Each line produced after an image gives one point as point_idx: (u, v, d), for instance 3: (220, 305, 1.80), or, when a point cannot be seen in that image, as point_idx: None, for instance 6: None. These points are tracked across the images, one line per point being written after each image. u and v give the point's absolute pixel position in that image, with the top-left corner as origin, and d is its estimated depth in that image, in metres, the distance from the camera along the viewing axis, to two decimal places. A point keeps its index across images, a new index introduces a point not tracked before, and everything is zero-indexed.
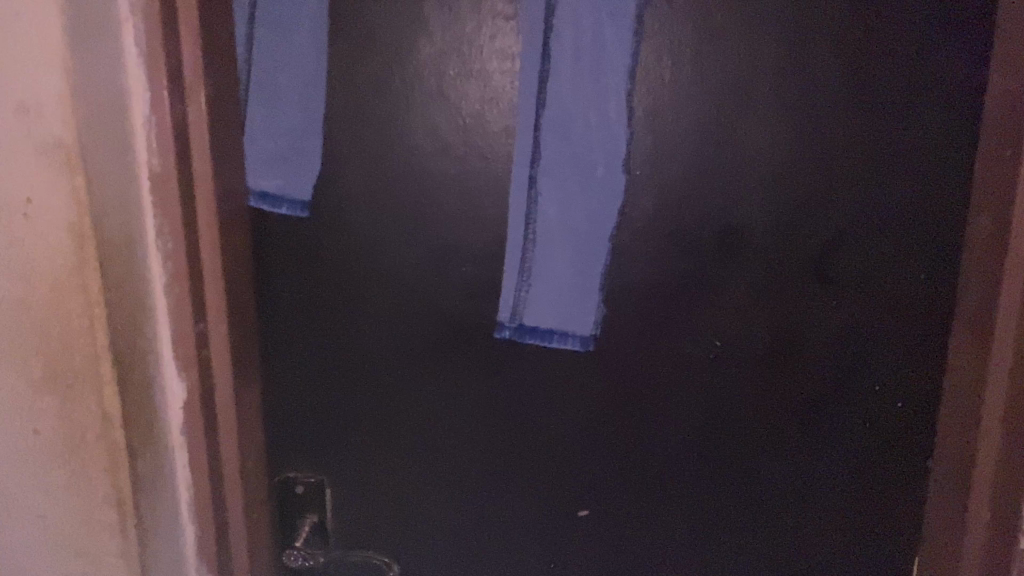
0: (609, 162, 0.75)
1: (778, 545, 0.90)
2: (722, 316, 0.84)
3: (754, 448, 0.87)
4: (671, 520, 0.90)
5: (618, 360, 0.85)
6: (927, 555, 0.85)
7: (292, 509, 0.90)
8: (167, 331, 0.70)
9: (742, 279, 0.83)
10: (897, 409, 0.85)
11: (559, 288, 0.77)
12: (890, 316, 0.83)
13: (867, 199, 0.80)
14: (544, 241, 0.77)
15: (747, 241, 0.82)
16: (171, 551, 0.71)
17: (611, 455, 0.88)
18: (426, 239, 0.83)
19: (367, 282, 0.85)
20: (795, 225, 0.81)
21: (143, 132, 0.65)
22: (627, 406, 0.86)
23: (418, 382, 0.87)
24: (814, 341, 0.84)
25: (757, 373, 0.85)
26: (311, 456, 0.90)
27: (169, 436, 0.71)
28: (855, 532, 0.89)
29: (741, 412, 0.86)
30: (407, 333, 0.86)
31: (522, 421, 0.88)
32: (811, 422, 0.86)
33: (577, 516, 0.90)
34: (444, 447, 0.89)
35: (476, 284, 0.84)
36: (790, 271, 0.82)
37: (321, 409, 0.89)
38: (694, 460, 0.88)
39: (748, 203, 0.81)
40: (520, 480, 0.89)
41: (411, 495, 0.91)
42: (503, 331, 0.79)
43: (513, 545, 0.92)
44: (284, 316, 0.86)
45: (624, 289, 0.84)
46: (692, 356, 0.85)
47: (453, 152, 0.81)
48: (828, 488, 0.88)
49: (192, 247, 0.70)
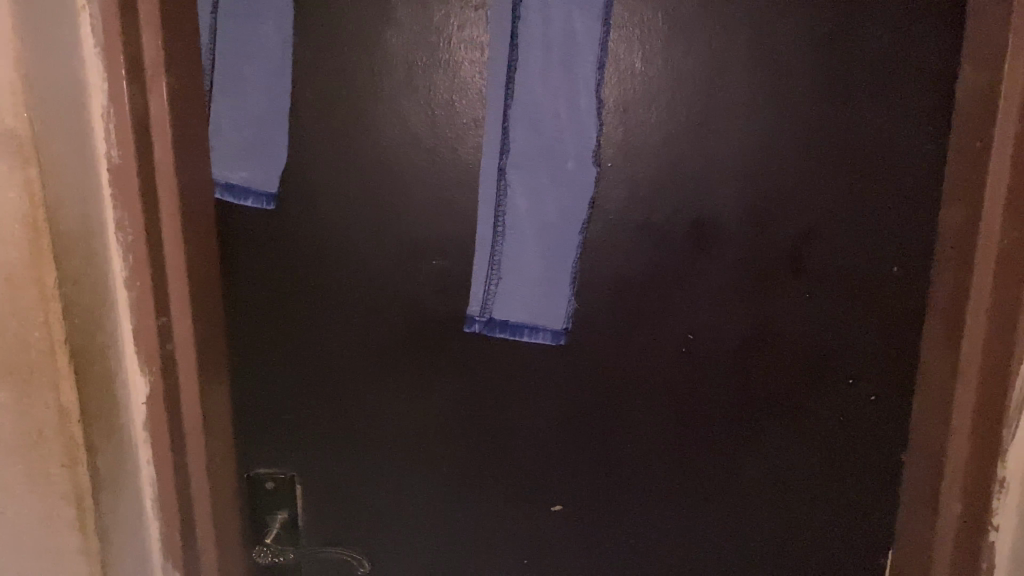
0: (580, 155, 0.74)
1: (751, 538, 0.90)
2: (694, 310, 0.83)
3: (727, 443, 0.87)
4: (644, 515, 0.89)
5: (591, 355, 0.85)
6: (900, 548, 0.85)
7: (264, 507, 0.89)
8: (129, 326, 0.69)
9: (715, 272, 0.82)
10: (870, 403, 0.85)
11: (529, 282, 0.77)
12: (863, 310, 0.83)
13: (840, 193, 0.80)
14: (514, 234, 0.76)
15: (719, 234, 0.81)
16: (135, 550, 0.70)
17: (584, 449, 0.88)
18: (396, 233, 0.82)
19: (337, 276, 0.84)
20: (767, 218, 0.81)
21: (102, 124, 0.64)
22: (601, 401, 0.86)
23: (389, 377, 0.86)
24: (786, 335, 0.83)
25: (730, 367, 0.84)
26: (282, 454, 0.89)
27: (132, 432, 0.70)
28: (829, 526, 0.89)
29: (715, 406, 0.86)
30: (378, 329, 0.85)
31: (494, 417, 0.87)
32: (785, 416, 0.86)
33: (551, 511, 0.90)
34: (417, 444, 0.88)
35: (447, 278, 0.83)
36: (763, 264, 0.82)
37: (292, 406, 0.88)
38: (667, 455, 0.88)
39: (720, 196, 0.80)
40: (493, 476, 0.89)
41: (384, 493, 0.90)
42: (473, 325, 0.78)
43: (487, 544, 0.91)
44: (253, 311, 0.85)
45: (596, 284, 0.83)
46: (666, 350, 0.84)
47: (422, 144, 0.80)
48: (801, 484, 0.88)
49: (154, 241, 0.69)
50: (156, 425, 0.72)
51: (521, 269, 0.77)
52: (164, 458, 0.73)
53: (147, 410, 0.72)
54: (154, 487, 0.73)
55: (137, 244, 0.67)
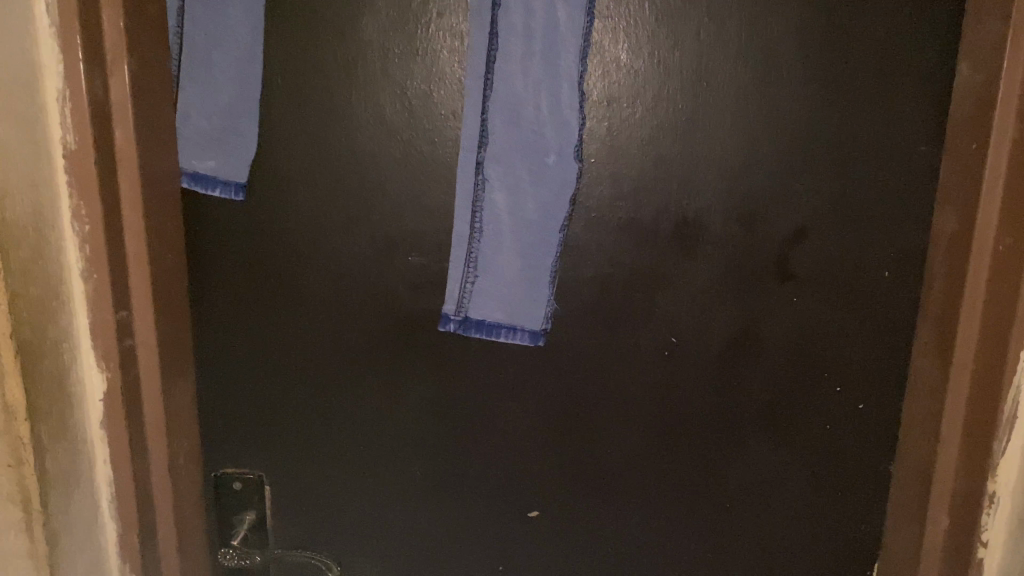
0: (561, 149, 0.72)
1: (733, 549, 0.87)
2: (678, 313, 0.80)
3: (709, 451, 0.84)
4: (623, 522, 0.87)
5: (572, 358, 0.82)
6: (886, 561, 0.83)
7: (229, 509, 0.87)
8: (85, 321, 0.66)
9: (699, 273, 0.79)
10: (858, 412, 0.82)
11: (506, 281, 0.75)
12: (852, 315, 0.80)
13: (831, 194, 0.77)
14: (492, 231, 0.74)
15: (704, 235, 0.79)
16: (87, 553, 0.67)
17: (561, 454, 0.85)
18: (370, 227, 0.79)
19: (308, 272, 0.81)
20: (754, 219, 0.78)
21: (57, 108, 0.61)
22: (580, 404, 0.83)
23: (359, 377, 0.83)
24: (772, 340, 0.81)
25: (714, 372, 0.82)
26: (251, 453, 0.86)
27: (86, 430, 0.67)
28: (814, 538, 0.86)
29: (697, 413, 0.83)
30: (350, 327, 0.82)
31: (469, 420, 0.84)
32: (770, 424, 0.83)
33: (528, 517, 0.87)
34: (388, 446, 0.85)
35: (421, 276, 0.80)
36: (750, 267, 0.79)
37: (260, 404, 0.85)
38: (647, 463, 0.85)
39: (705, 195, 0.78)
40: (467, 480, 0.86)
41: (353, 496, 0.87)
42: (448, 324, 0.76)
43: (460, 549, 0.88)
44: (220, 305, 0.82)
45: (577, 283, 0.80)
46: (647, 353, 0.81)
47: (398, 135, 0.77)
48: (786, 493, 0.85)
49: (112, 232, 0.66)
50: (114, 424, 0.69)
51: (498, 267, 0.75)
52: (121, 458, 0.70)
53: (104, 406, 0.69)
54: (111, 488, 0.71)
55: (95, 234, 0.65)
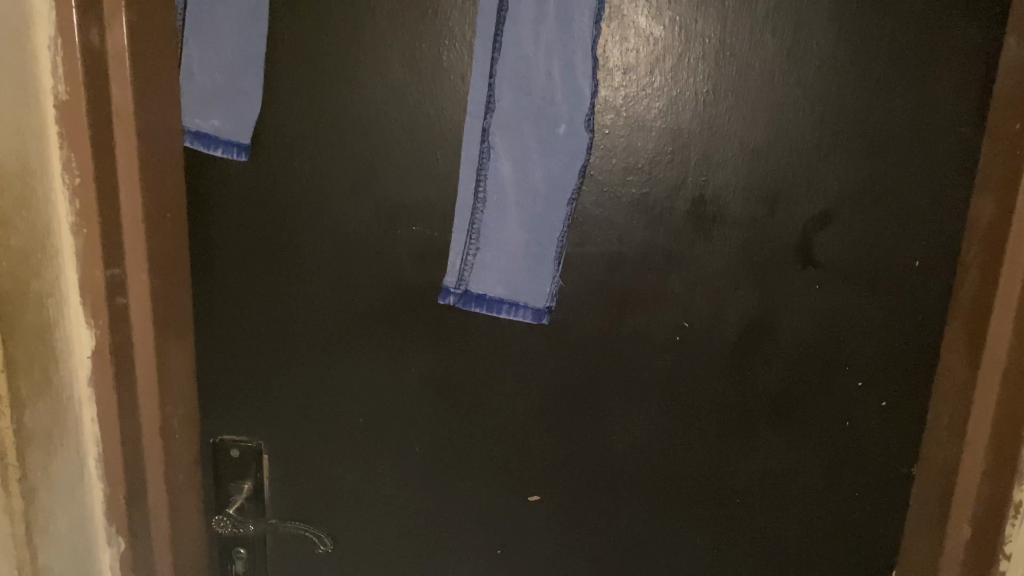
0: (572, 118, 0.69)
1: (740, 546, 0.83)
2: (691, 296, 0.76)
3: (719, 442, 0.80)
4: (627, 512, 0.83)
5: (577, 338, 0.79)
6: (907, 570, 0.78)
7: (226, 476, 0.85)
8: (74, 275, 0.65)
9: (714, 255, 0.75)
10: (881, 410, 0.78)
11: (509, 254, 0.72)
12: (878, 307, 0.75)
13: (861, 177, 0.73)
14: (496, 202, 0.71)
15: (723, 216, 0.74)
16: (67, 510, 0.66)
17: (563, 438, 0.82)
18: (373, 194, 0.77)
19: (310, 240, 0.79)
20: (776, 200, 0.74)
21: (49, 56, 0.59)
22: (585, 388, 0.80)
23: (359, 348, 0.81)
24: (790, 329, 0.76)
25: (727, 360, 0.78)
26: (248, 421, 0.85)
27: (72, 386, 0.66)
28: (828, 540, 0.82)
29: (707, 402, 0.79)
30: (351, 297, 0.80)
31: (469, 398, 0.82)
32: (785, 418, 0.79)
33: (528, 501, 0.84)
34: (387, 421, 0.83)
35: (424, 247, 0.78)
36: (770, 250, 0.75)
37: (259, 372, 0.83)
38: (655, 453, 0.81)
39: (724, 173, 0.74)
40: (466, 460, 0.84)
41: (350, 470, 0.85)
42: (448, 297, 0.74)
43: (457, 531, 0.86)
44: (222, 269, 0.81)
45: (586, 262, 0.77)
46: (657, 337, 0.78)
47: (405, 100, 0.75)
48: (799, 492, 0.81)
49: (106, 187, 0.65)
50: (102, 384, 0.68)
51: (502, 240, 0.72)
52: (109, 418, 0.69)
53: (92, 363, 0.67)
54: (99, 447, 0.70)
55: (86, 186, 0.63)
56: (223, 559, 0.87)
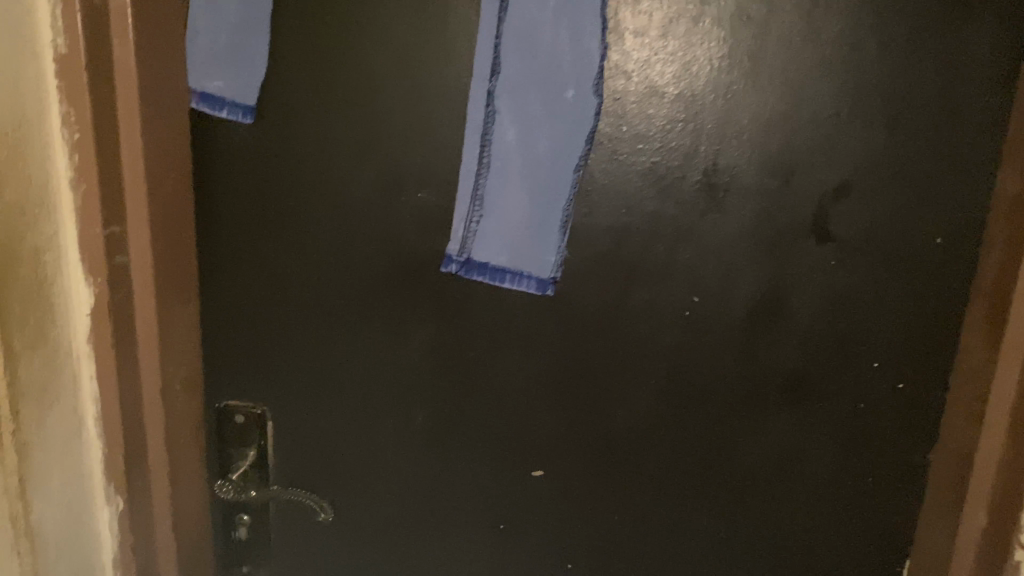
0: (580, 82, 0.67)
1: (746, 529, 0.81)
2: (700, 270, 0.74)
3: (728, 422, 0.78)
4: (630, 490, 0.82)
5: (582, 311, 0.77)
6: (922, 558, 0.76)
7: (230, 442, 0.85)
8: (73, 232, 0.65)
9: (725, 228, 0.73)
10: (897, 392, 0.75)
11: (513, 223, 0.71)
12: (896, 285, 0.73)
13: (881, 148, 0.70)
14: (500, 168, 0.70)
15: (735, 187, 0.72)
16: (62, 466, 0.66)
17: (567, 412, 0.80)
18: (378, 160, 0.76)
19: (314, 205, 0.78)
20: (791, 171, 0.71)
21: (48, 8, 0.59)
22: (590, 362, 0.78)
23: (362, 316, 0.80)
24: (803, 306, 0.74)
25: (737, 337, 0.76)
26: (252, 387, 0.85)
27: (69, 342, 0.66)
28: (838, 525, 0.80)
29: (715, 380, 0.77)
30: (355, 264, 0.79)
31: (473, 369, 0.80)
32: (797, 399, 0.76)
33: (530, 476, 0.83)
34: (389, 391, 0.83)
35: (429, 214, 0.76)
36: (782, 223, 0.72)
37: (263, 338, 0.83)
38: (661, 431, 0.79)
39: (737, 143, 0.71)
40: (468, 432, 0.83)
41: (352, 440, 0.85)
42: (450, 265, 0.72)
43: (458, 504, 0.85)
44: (227, 233, 0.80)
45: (593, 233, 0.75)
46: (665, 311, 0.76)
47: (411, 63, 0.74)
48: (809, 475, 0.79)
49: (106, 144, 0.64)
50: (101, 341, 0.68)
51: (505, 207, 0.70)
52: (108, 377, 0.69)
53: (91, 321, 0.67)
54: (97, 405, 0.70)
55: (84, 143, 0.63)
56: (225, 525, 0.87)
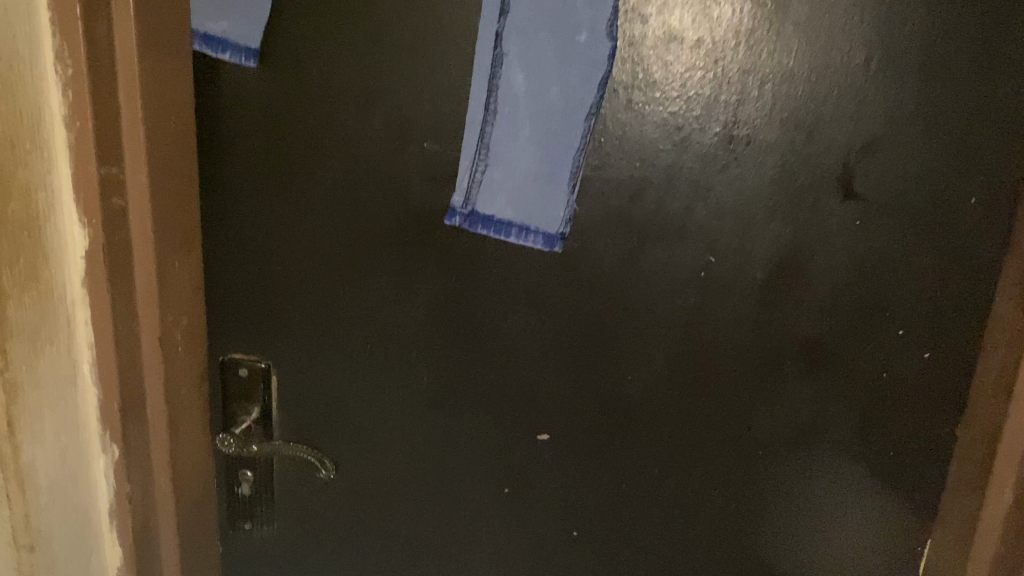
0: (593, 25, 0.63)
1: (759, 501, 0.78)
2: (718, 229, 0.71)
3: (743, 390, 0.75)
4: (641, 458, 0.79)
5: (593, 271, 0.74)
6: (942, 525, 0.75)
7: (234, 396, 0.84)
8: (68, 171, 0.63)
9: (745, 185, 0.69)
10: (921, 360, 0.71)
11: (520, 174, 0.68)
12: (924, 247, 0.69)
13: (914, 102, 0.65)
14: (508, 116, 0.67)
15: (756, 141, 0.68)
16: (56, 410, 0.65)
17: (576, 376, 0.78)
18: (384, 107, 0.73)
19: (319, 155, 0.76)
20: (816, 124, 0.67)
21: None
22: (599, 323, 0.75)
23: (367, 271, 0.78)
24: (825, 269, 0.70)
25: (754, 300, 0.72)
26: (255, 341, 0.83)
27: (63, 284, 0.65)
28: (856, 500, 0.77)
29: (731, 345, 0.74)
30: (360, 217, 0.77)
31: (479, 329, 0.78)
32: (816, 367, 0.73)
33: (537, 441, 0.81)
34: (394, 348, 0.81)
35: (436, 165, 0.74)
36: (806, 181, 0.68)
37: (267, 291, 0.81)
38: (672, 397, 0.76)
39: (759, 94, 0.67)
40: (474, 393, 0.80)
41: (357, 398, 0.83)
42: (454, 218, 0.70)
43: (463, 467, 0.83)
44: (231, 182, 0.78)
45: (605, 187, 0.71)
46: (679, 272, 0.72)
47: (419, 6, 0.71)
48: (827, 446, 0.75)
49: (102, 82, 0.63)
50: (95, 285, 0.67)
51: (512, 158, 0.68)
52: (104, 321, 0.68)
53: (86, 263, 0.66)
54: (92, 351, 0.69)
55: (79, 78, 0.61)
56: (230, 479, 0.87)
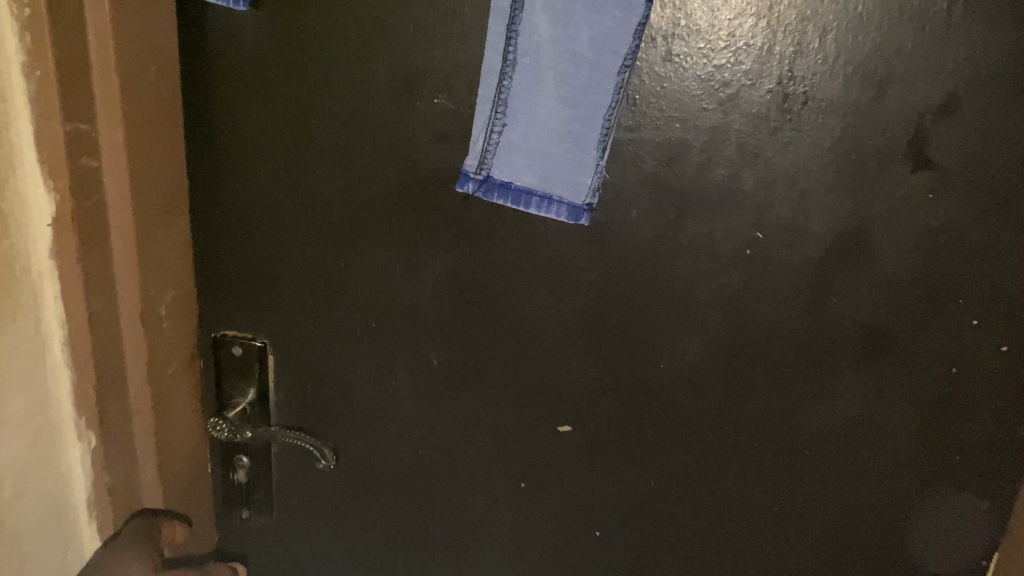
0: None
1: (805, 505, 0.70)
2: (767, 201, 0.62)
3: (790, 382, 0.67)
4: (672, 454, 0.71)
5: (624, 246, 0.65)
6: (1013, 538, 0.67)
7: (229, 375, 0.77)
8: (27, 128, 0.56)
9: (801, 151, 0.60)
10: (998, 355, 0.63)
11: (542, 135, 0.60)
12: (1009, 226, 0.59)
13: (1005, 56, 0.56)
14: (529, 69, 0.58)
15: (815, 99, 0.59)
16: (20, 395, 0.58)
17: (602, 362, 0.70)
18: (389, 58, 0.65)
19: (317, 112, 0.68)
20: (886, 81, 0.58)
21: None
22: (629, 303, 0.67)
23: (371, 242, 0.71)
24: (891, 248, 0.61)
25: (806, 281, 0.63)
26: (251, 317, 0.76)
27: (26, 255, 0.57)
28: (915, 508, 0.68)
29: (778, 332, 0.65)
30: (364, 183, 0.69)
31: (496, 309, 0.70)
32: (876, 358, 0.64)
33: (558, 432, 0.73)
34: (401, 326, 0.73)
35: (448, 124, 0.65)
36: (871, 147, 0.59)
37: (262, 262, 0.74)
38: (710, 387, 0.68)
39: (820, 45, 0.58)
40: (488, 380, 0.73)
41: (361, 382, 0.76)
42: (467, 184, 0.62)
43: (476, 458, 0.76)
44: (222, 142, 0.70)
45: (639, 151, 0.63)
46: (721, 249, 0.64)
47: None
48: (884, 447, 0.67)
49: (65, 28, 0.55)
50: (64, 255, 0.60)
51: (533, 117, 0.59)
52: (76, 295, 0.61)
53: (54, 232, 0.59)
54: (64, 328, 0.62)
55: (37, 21, 0.53)
56: (225, 463, 0.80)
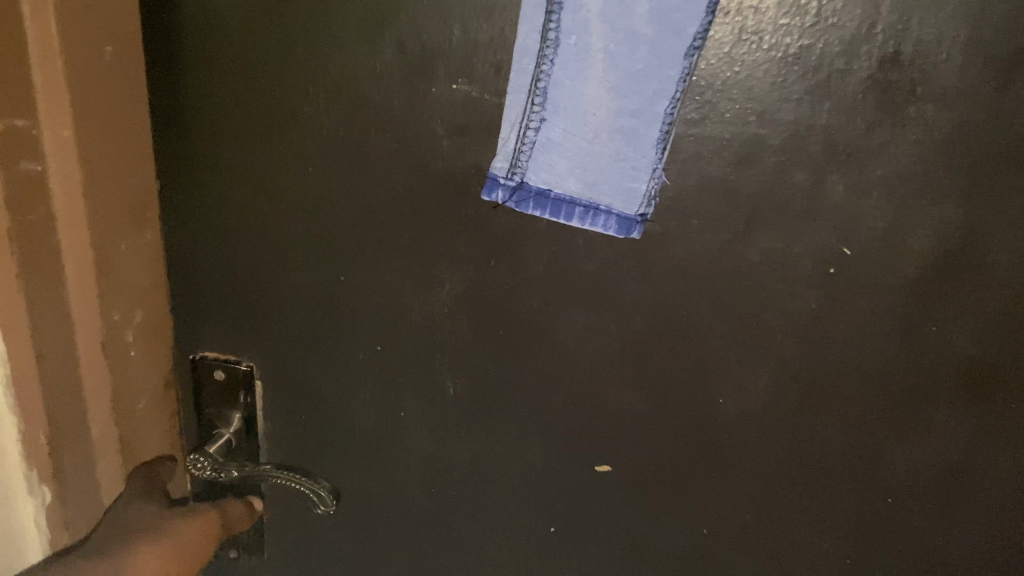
0: None
1: (882, 555, 0.61)
2: (859, 212, 0.51)
3: (874, 421, 0.57)
4: (730, 499, 0.61)
5: (681, 263, 0.55)
6: None
7: (211, 402, 0.67)
8: None
9: (904, 151, 0.49)
10: None
11: (588, 134, 0.49)
12: None
13: None
14: (573, 52, 0.47)
15: (924, 88, 0.48)
16: None
17: (649, 395, 0.59)
18: (398, 38, 0.53)
19: (310, 101, 0.56)
20: (1016, 66, 0.47)
21: None
22: (685, 329, 0.57)
23: (377, 254, 0.60)
24: (1005, 269, 0.51)
25: (901, 306, 0.53)
26: (236, 337, 0.65)
27: None
28: (1010, 559, 0.59)
29: (863, 365, 0.55)
30: (368, 184, 0.58)
31: (525, 333, 0.60)
32: (979, 393, 0.54)
33: (596, 471, 0.63)
34: (413, 350, 0.63)
35: (470, 117, 0.54)
36: (991, 148, 0.49)
37: (247, 276, 0.62)
38: (778, 425, 0.58)
39: (936, 24, 0.47)
40: (515, 412, 0.63)
41: (366, 412, 0.65)
42: (495, 192, 0.52)
43: (499, 498, 0.66)
44: (195, 136, 0.58)
45: (703, 149, 0.52)
46: (800, 268, 0.53)
47: None
48: (978, 493, 0.58)
49: None
50: None
51: (577, 111, 0.48)
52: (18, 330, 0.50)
53: None
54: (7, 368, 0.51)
55: None
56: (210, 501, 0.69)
